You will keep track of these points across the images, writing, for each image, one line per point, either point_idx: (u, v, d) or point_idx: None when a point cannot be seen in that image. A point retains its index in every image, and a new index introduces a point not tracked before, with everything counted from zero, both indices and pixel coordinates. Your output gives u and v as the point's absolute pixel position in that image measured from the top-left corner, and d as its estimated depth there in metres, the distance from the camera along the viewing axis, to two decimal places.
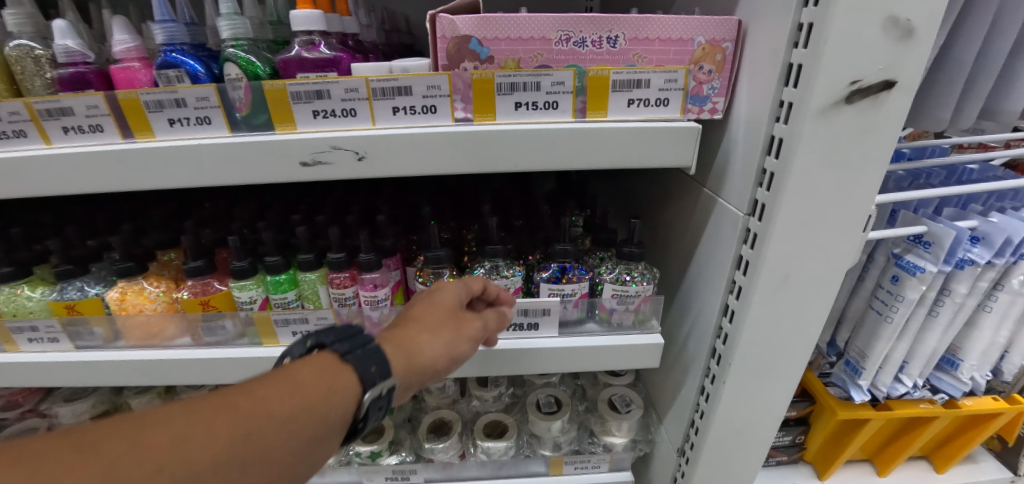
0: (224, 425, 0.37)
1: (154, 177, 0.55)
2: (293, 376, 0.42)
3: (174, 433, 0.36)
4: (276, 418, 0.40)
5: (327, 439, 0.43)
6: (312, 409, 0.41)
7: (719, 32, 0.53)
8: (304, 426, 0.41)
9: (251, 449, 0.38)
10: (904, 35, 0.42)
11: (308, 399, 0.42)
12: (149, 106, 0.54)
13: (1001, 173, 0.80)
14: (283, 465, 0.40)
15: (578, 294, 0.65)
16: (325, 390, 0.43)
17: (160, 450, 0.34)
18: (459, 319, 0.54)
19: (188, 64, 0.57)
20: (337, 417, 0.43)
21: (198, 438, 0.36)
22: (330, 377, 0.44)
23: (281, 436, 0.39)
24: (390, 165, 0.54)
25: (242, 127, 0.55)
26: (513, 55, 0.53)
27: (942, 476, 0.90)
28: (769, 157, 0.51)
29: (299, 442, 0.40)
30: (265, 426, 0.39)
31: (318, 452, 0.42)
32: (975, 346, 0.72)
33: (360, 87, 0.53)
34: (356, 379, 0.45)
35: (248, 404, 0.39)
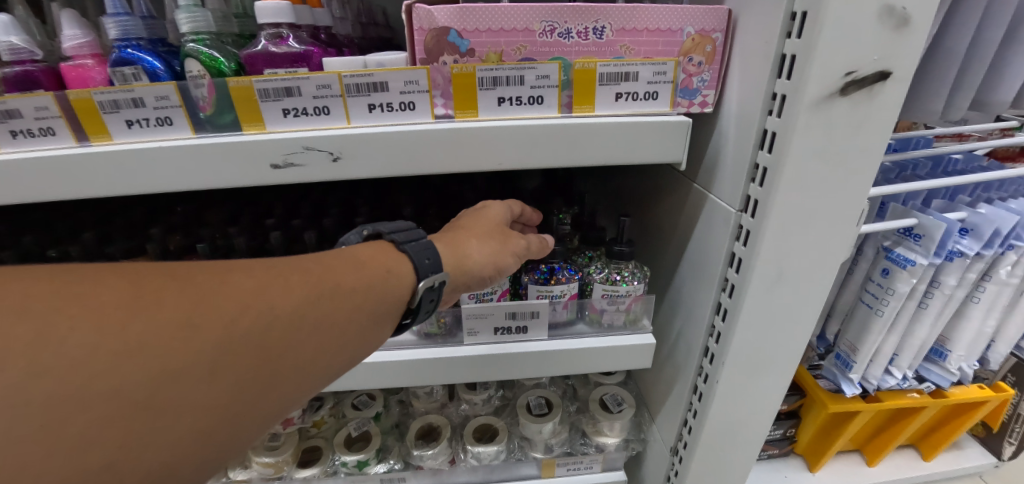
0: (299, 286, 0.43)
1: (113, 183, 0.51)
2: (355, 258, 0.49)
3: (261, 285, 0.42)
4: (341, 289, 0.45)
5: (381, 318, 0.48)
6: (370, 286, 0.47)
7: (709, 22, 0.51)
8: (364, 299, 0.47)
9: (322, 309, 0.44)
10: (901, 24, 0.41)
11: (366, 277, 0.48)
12: (104, 107, 0.50)
13: (986, 163, 0.80)
14: (346, 332, 0.45)
15: (567, 295, 0.63)
16: (385, 271, 0.49)
17: (249, 297, 0.40)
18: (504, 231, 0.58)
19: (146, 60, 0.53)
20: (391, 298, 0.49)
21: (279, 291, 0.42)
22: (387, 262, 0.50)
23: (345, 306, 0.45)
24: (368, 166, 0.51)
25: (206, 127, 0.52)
26: (495, 48, 0.50)
27: (929, 464, 0.91)
28: (761, 151, 0.49)
29: (358, 315, 0.46)
30: (332, 292, 0.45)
31: (374, 332, 0.48)
32: (963, 336, 0.72)
33: (332, 83, 0.49)
34: (411, 268, 0.51)
35: (319, 273, 0.45)
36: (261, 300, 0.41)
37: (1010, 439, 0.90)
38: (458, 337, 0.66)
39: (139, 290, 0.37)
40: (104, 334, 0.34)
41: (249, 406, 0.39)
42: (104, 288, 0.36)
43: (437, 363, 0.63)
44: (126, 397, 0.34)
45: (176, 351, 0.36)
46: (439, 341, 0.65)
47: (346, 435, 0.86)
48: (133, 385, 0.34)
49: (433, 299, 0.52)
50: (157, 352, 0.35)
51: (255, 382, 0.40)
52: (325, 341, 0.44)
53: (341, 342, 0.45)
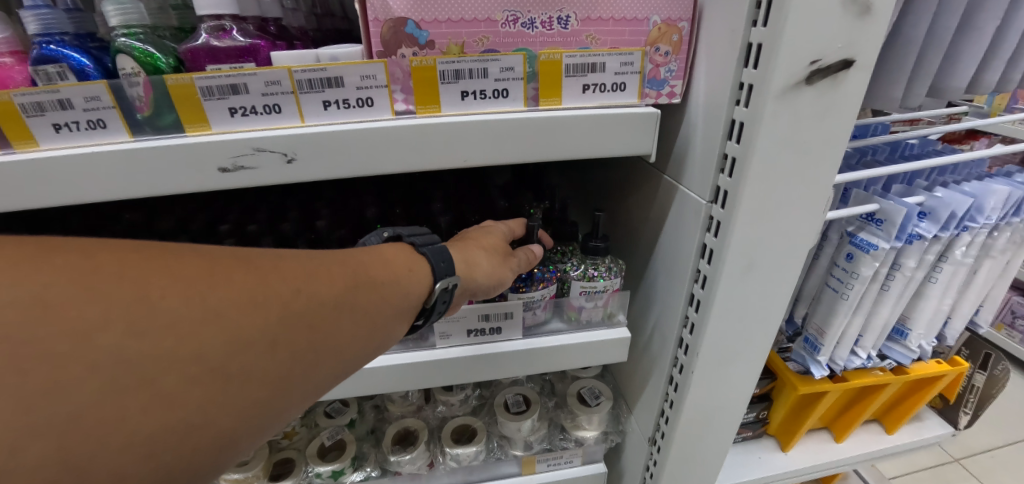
0: (341, 275, 0.43)
1: (42, 193, 0.47)
2: (382, 254, 0.49)
3: (309, 269, 0.42)
4: (375, 282, 0.45)
5: (409, 312, 0.48)
6: (400, 281, 0.47)
7: (674, 11, 0.50)
8: (396, 292, 0.47)
9: (363, 299, 0.44)
10: (863, 11, 0.41)
11: (397, 273, 0.48)
12: (26, 109, 0.45)
13: (939, 147, 0.83)
14: (380, 322, 0.45)
15: (547, 296, 0.63)
16: (407, 268, 0.48)
17: (299, 281, 0.40)
18: (505, 247, 0.57)
19: (72, 57, 0.48)
20: (420, 294, 0.48)
21: (324, 278, 0.42)
22: (412, 262, 0.49)
23: (381, 297, 0.45)
24: (325, 167, 0.48)
25: (145, 130, 0.48)
26: (455, 39, 0.48)
27: (892, 436, 0.94)
28: (730, 142, 0.49)
29: (391, 307, 0.46)
30: (370, 283, 0.45)
31: (400, 326, 0.48)
32: (923, 315, 0.75)
33: (282, 79, 0.46)
34: (430, 270, 0.50)
35: (356, 264, 0.45)
36: (310, 287, 0.41)
37: (965, 408, 0.94)
38: (430, 340, 0.64)
39: (203, 265, 0.37)
40: (181, 301, 0.34)
41: (297, 385, 0.39)
42: (175, 260, 0.36)
43: (408, 368, 0.61)
44: (202, 364, 0.33)
45: (243, 323, 0.36)
46: (410, 345, 0.63)
47: (320, 444, 0.83)
48: (209, 352, 0.34)
49: (443, 302, 0.50)
50: (224, 323, 0.35)
51: (303, 364, 0.39)
52: (362, 330, 0.44)
53: (373, 335, 0.45)
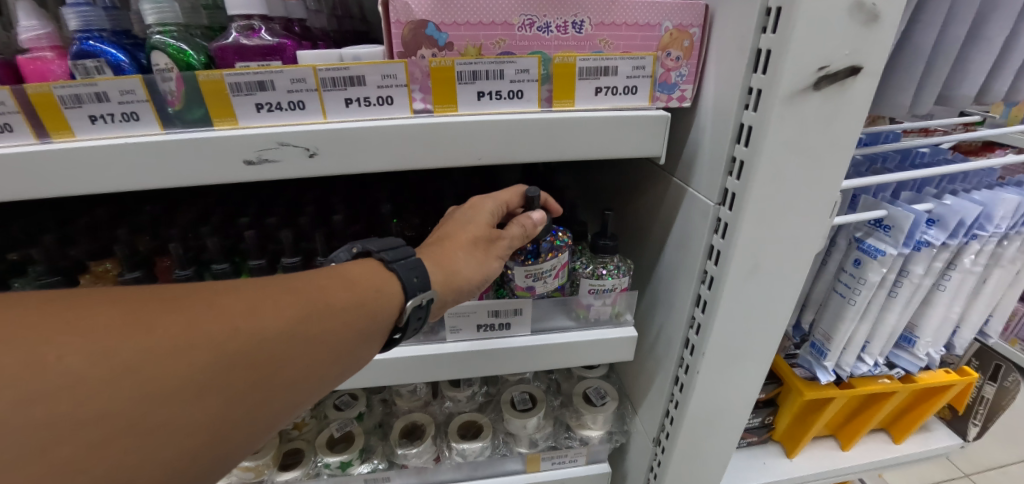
0: (290, 305, 0.43)
1: (78, 183, 0.49)
2: (346, 276, 0.48)
3: (252, 304, 0.42)
4: (331, 308, 0.45)
5: (376, 334, 0.48)
6: (363, 304, 0.47)
7: (686, 17, 0.51)
8: (356, 315, 0.46)
9: (316, 327, 0.44)
10: (870, 19, 0.42)
11: (356, 296, 0.47)
12: (65, 101, 0.48)
13: (950, 156, 0.83)
14: (340, 346, 0.45)
15: (559, 267, 0.61)
16: (373, 289, 0.48)
17: (241, 317, 0.40)
18: (491, 235, 0.56)
19: (109, 53, 0.50)
20: (383, 318, 0.48)
21: (270, 311, 0.42)
22: (372, 285, 0.49)
23: (338, 322, 0.45)
24: (345, 162, 0.50)
25: (176, 123, 0.50)
26: (473, 42, 0.50)
27: (899, 446, 0.94)
28: (738, 145, 0.50)
29: (351, 331, 0.46)
30: (324, 311, 0.45)
31: (369, 347, 0.48)
32: (931, 323, 0.75)
33: (307, 77, 0.48)
34: (399, 288, 0.50)
35: (310, 292, 0.45)
36: (251, 323, 0.41)
37: (974, 420, 0.93)
38: (440, 334, 0.65)
39: (128, 315, 0.37)
40: (92, 357, 0.34)
41: (236, 426, 0.39)
42: (95, 315, 0.36)
43: (419, 360, 0.63)
44: (116, 418, 0.34)
45: (167, 372, 0.36)
46: (421, 338, 0.65)
47: (328, 436, 0.85)
48: (125, 405, 0.34)
49: (417, 318, 0.51)
50: (142, 374, 0.35)
51: (242, 406, 0.39)
52: (321, 356, 0.44)
53: (336, 358, 0.45)
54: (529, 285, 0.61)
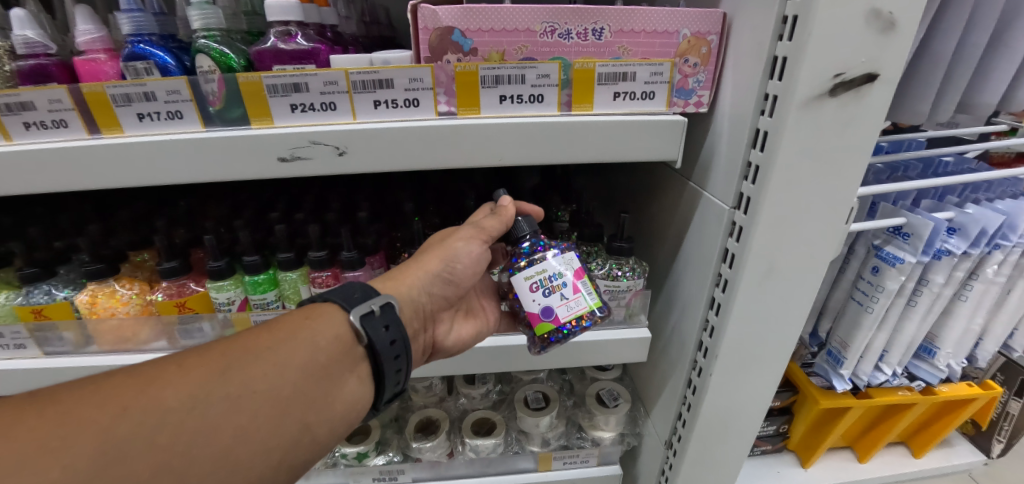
0: (208, 363, 0.42)
1: (125, 175, 0.53)
2: (274, 321, 0.48)
3: (160, 374, 0.40)
4: (261, 354, 0.44)
5: (327, 368, 0.47)
6: (294, 336, 0.46)
7: (704, 25, 0.53)
8: (290, 354, 0.45)
9: (240, 378, 0.42)
10: (887, 27, 0.43)
11: (288, 336, 0.46)
12: (116, 100, 0.51)
13: (974, 165, 0.82)
14: (283, 390, 0.43)
15: (569, 270, 0.55)
16: (304, 320, 0.48)
17: (149, 386, 0.39)
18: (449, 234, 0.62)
19: (158, 55, 0.54)
20: (320, 349, 0.47)
21: (182, 375, 0.41)
22: (306, 324, 0.48)
23: (271, 365, 0.44)
24: (372, 161, 0.53)
25: (216, 121, 0.53)
26: (497, 48, 0.52)
27: (919, 460, 0.92)
28: (754, 150, 0.51)
29: (291, 373, 0.44)
30: (245, 360, 0.43)
31: (325, 384, 0.46)
32: (951, 334, 0.74)
33: (339, 80, 0.51)
34: (340, 308, 0.50)
35: (233, 346, 0.44)
36: (160, 391, 0.39)
37: (998, 437, 0.92)
38: None
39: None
40: None
41: None
42: None
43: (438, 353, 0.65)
44: None
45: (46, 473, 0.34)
46: None
47: None
48: None
49: (384, 328, 0.51)
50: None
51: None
52: (264, 405, 0.42)
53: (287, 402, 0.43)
54: (544, 300, 0.54)
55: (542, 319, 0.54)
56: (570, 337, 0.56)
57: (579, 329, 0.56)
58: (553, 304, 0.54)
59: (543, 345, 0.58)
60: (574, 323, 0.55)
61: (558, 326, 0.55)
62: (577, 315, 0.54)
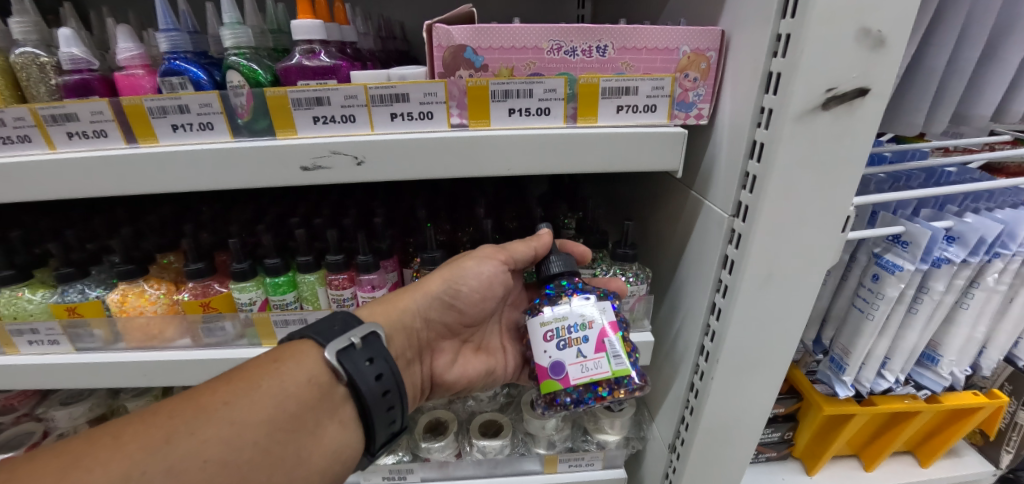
0: (147, 436, 0.44)
1: (159, 183, 0.57)
2: (244, 368, 0.51)
3: (89, 455, 0.42)
4: (213, 417, 0.46)
5: (294, 419, 0.50)
6: (261, 385, 0.50)
7: (703, 42, 0.55)
8: (246, 413, 0.47)
9: (206, 432, 0.45)
10: (876, 44, 0.45)
11: (244, 394, 0.48)
12: (152, 112, 0.55)
13: (977, 176, 0.84)
14: (240, 453, 0.46)
15: (591, 323, 0.54)
16: (274, 365, 0.52)
17: (75, 472, 0.40)
18: (460, 259, 0.67)
19: (192, 71, 0.58)
20: (288, 396, 0.50)
21: (115, 455, 0.42)
22: (265, 376, 0.50)
23: (226, 427, 0.46)
24: (388, 170, 0.56)
25: (243, 132, 0.57)
26: (506, 64, 0.55)
27: (926, 470, 0.92)
28: (751, 161, 0.53)
29: (258, 423, 0.47)
30: (210, 414, 0.46)
31: (290, 439, 0.49)
32: (954, 342, 0.75)
33: (358, 94, 0.54)
34: (311, 350, 0.54)
35: (179, 412, 0.46)
36: (87, 474, 0.40)
37: (1007, 447, 0.91)
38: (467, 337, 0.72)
39: None
40: None
41: None
42: None
43: None
44: None
45: None
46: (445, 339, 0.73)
47: None
48: None
49: (367, 361, 0.54)
50: None
51: None
52: (220, 473, 0.44)
53: (246, 465, 0.46)
54: (558, 353, 0.54)
55: (552, 375, 0.54)
56: (579, 402, 0.55)
57: (593, 396, 0.55)
58: (567, 361, 0.53)
59: (547, 406, 0.57)
60: (588, 388, 0.55)
61: (567, 387, 0.54)
62: (590, 379, 0.53)
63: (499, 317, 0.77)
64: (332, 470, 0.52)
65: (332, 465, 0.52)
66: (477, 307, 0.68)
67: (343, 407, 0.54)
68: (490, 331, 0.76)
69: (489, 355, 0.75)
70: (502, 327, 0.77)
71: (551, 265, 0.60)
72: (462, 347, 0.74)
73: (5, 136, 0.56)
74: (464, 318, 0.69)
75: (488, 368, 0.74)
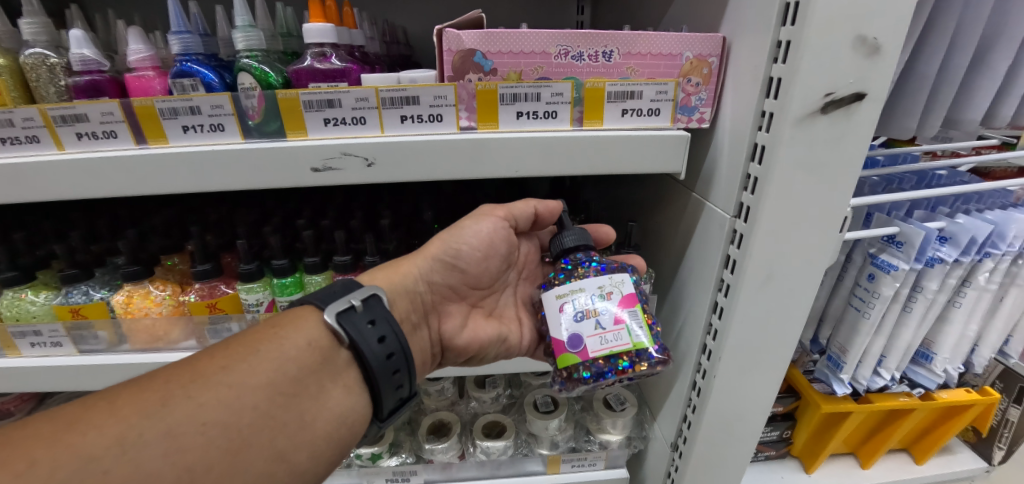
0: (143, 400, 0.43)
1: (167, 179, 0.57)
2: (243, 336, 0.51)
3: (84, 419, 0.41)
4: (211, 381, 0.46)
5: (295, 383, 0.49)
6: (260, 350, 0.49)
7: (705, 48, 0.57)
8: (244, 377, 0.47)
9: (206, 396, 0.45)
10: (872, 51, 0.47)
11: (241, 359, 0.48)
12: (164, 113, 0.56)
13: (966, 179, 0.86)
14: (241, 416, 0.45)
15: (610, 293, 0.55)
16: (272, 331, 0.51)
17: (69, 434, 0.40)
18: (457, 221, 0.68)
19: (202, 73, 0.59)
20: (287, 360, 0.49)
21: (110, 419, 0.41)
22: (263, 342, 0.50)
23: (226, 390, 0.45)
24: (399, 171, 0.57)
25: (254, 133, 0.58)
26: (515, 68, 0.57)
27: (922, 467, 0.94)
28: (753, 163, 0.55)
29: (258, 386, 0.47)
30: (209, 381, 0.46)
31: (292, 403, 0.48)
32: (948, 340, 0.77)
33: (370, 96, 0.55)
34: (309, 315, 0.53)
35: (176, 378, 0.46)
36: (81, 438, 0.40)
37: (999, 443, 0.94)
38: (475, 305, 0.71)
39: None
40: None
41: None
42: None
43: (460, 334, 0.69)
44: None
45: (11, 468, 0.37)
46: None
47: None
48: None
49: (368, 323, 0.54)
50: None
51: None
52: (220, 436, 0.43)
53: (247, 428, 0.45)
54: (575, 325, 0.54)
55: (568, 349, 0.54)
56: (601, 375, 0.54)
57: (612, 370, 0.54)
58: (586, 334, 0.54)
59: (563, 381, 0.56)
60: (607, 361, 0.54)
61: (585, 360, 0.54)
62: (610, 351, 0.53)
63: (514, 290, 0.76)
64: (338, 434, 0.51)
65: (338, 430, 0.51)
66: (480, 268, 0.68)
67: (346, 372, 0.53)
68: (500, 297, 0.75)
69: (500, 322, 0.73)
70: (516, 299, 0.76)
71: (564, 239, 0.62)
72: (471, 311, 0.72)
73: (14, 136, 0.57)
74: (469, 280, 0.69)
75: (500, 334, 0.71)
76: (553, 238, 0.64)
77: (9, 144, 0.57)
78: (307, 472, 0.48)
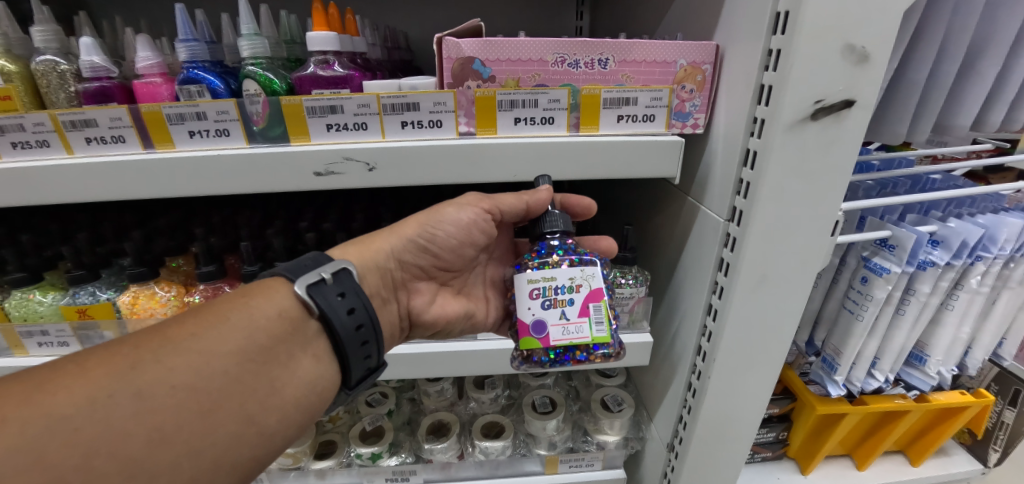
0: (113, 364, 0.44)
1: (164, 174, 0.58)
2: (212, 306, 0.51)
3: (53, 381, 0.42)
4: (180, 347, 0.46)
5: (265, 352, 0.50)
6: (229, 318, 0.50)
7: (699, 55, 0.58)
8: (215, 344, 0.47)
9: (176, 362, 0.45)
10: (860, 59, 0.48)
11: (212, 327, 0.49)
12: (171, 118, 0.57)
13: (960, 183, 0.88)
14: (211, 381, 0.46)
15: (579, 286, 0.56)
16: (240, 301, 0.52)
17: (39, 395, 0.41)
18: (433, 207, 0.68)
19: (208, 80, 0.60)
20: (256, 329, 0.50)
21: (80, 381, 0.42)
22: (233, 310, 0.51)
23: (195, 356, 0.46)
24: (397, 174, 0.58)
25: (258, 138, 0.59)
26: (512, 75, 0.58)
27: (917, 469, 0.95)
28: (745, 168, 0.56)
29: (227, 353, 0.47)
30: (176, 348, 0.46)
31: (262, 371, 0.49)
32: (940, 342, 0.78)
33: (371, 103, 0.57)
34: (279, 287, 0.54)
35: (145, 344, 0.46)
36: (51, 399, 0.41)
37: (994, 445, 0.94)
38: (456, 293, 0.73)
39: None
40: None
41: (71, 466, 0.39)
42: None
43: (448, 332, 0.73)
44: None
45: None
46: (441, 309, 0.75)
47: (361, 429, 0.90)
48: None
49: (338, 295, 0.54)
50: None
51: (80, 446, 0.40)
52: (191, 400, 0.44)
53: (216, 393, 0.46)
54: (541, 312, 0.55)
55: (532, 334, 0.56)
56: (556, 362, 0.58)
57: (570, 357, 0.58)
58: (550, 321, 0.55)
59: (524, 361, 0.59)
60: (566, 349, 0.57)
61: (545, 346, 0.56)
62: (570, 342, 0.55)
63: (483, 270, 0.79)
64: (308, 401, 0.52)
65: (308, 395, 0.52)
66: (454, 253, 0.69)
67: (316, 341, 0.54)
68: (470, 277, 0.77)
69: (468, 299, 0.75)
70: (485, 279, 0.78)
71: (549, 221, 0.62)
72: (440, 290, 0.73)
73: (24, 140, 0.58)
74: (442, 262, 0.70)
75: (467, 310, 0.73)
76: (536, 220, 0.64)
77: (20, 148, 0.58)
78: (276, 435, 0.50)
